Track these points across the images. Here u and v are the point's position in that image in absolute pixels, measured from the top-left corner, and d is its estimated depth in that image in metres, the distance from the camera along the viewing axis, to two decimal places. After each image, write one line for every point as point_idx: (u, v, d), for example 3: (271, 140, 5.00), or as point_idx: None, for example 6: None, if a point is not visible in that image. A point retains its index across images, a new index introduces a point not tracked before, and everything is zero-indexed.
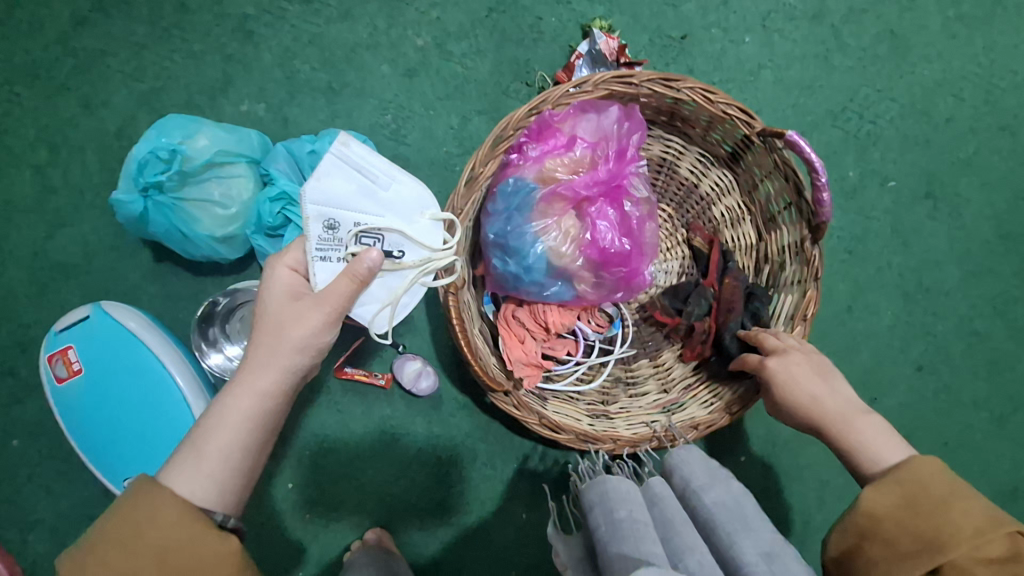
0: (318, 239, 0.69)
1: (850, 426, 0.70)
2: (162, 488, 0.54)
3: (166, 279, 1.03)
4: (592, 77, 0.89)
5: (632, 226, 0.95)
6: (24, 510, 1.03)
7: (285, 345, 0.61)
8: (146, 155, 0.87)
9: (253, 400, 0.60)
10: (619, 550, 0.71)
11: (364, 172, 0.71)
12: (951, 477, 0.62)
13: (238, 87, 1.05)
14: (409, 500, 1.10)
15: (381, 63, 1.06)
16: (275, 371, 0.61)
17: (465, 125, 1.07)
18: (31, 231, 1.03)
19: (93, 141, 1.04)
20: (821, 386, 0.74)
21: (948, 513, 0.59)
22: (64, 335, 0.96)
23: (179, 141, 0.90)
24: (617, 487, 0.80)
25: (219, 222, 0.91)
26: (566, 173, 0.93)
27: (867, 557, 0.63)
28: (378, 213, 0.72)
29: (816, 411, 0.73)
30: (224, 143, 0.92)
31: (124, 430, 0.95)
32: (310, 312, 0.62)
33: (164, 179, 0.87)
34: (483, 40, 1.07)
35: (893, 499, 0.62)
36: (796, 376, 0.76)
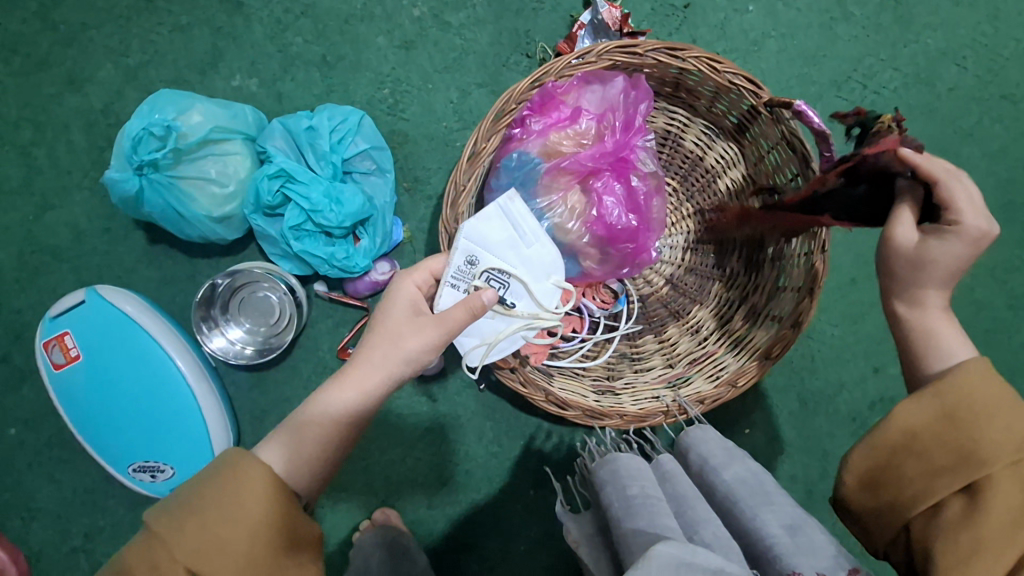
0: (456, 269, 0.80)
1: (937, 323, 0.61)
2: (238, 462, 0.52)
3: (162, 262, 1.01)
4: (595, 47, 0.87)
5: (639, 201, 0.93)
6: (26, 498, 1.02)
7: (397, 350, 0.64)
8: (139, 131, 0.83)
9: (355, 398, 0.62)
10: (632, 522, 0.73)
11: (517, 227, 0.83)
12: (1001, 386, 0.54)
13: (229, 61, 1.01)
14: (417, 480, 1.10)
15: (377, 35, 1.03)
16: (381, 376, 0.63)
17: (465, 99, 1.04)
18: (19, 214, 1.00)
19: (79, 119, 1.00)
20: (941, 287, 0.60)
21: (992, 425, 0.52)
22: (60, 320, 0.93)
23: (172, 117, 0.86)
24: (628, 464, 0.83)
25: (217, 202, 0.88)
26: (572, 147, 0.91)
27: (900, 479, 0.55)
28: (514, 263, 0.83)
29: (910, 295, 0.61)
30: (218, 118, 0.88)
31: (127, 416, 0.94)
32: (429, 329, 0.66)
33: (159, 157, 0.83)
34: (482, 10, 1.04)
35: (931, 415, 0.54)
36: (939, 265, 0.58)
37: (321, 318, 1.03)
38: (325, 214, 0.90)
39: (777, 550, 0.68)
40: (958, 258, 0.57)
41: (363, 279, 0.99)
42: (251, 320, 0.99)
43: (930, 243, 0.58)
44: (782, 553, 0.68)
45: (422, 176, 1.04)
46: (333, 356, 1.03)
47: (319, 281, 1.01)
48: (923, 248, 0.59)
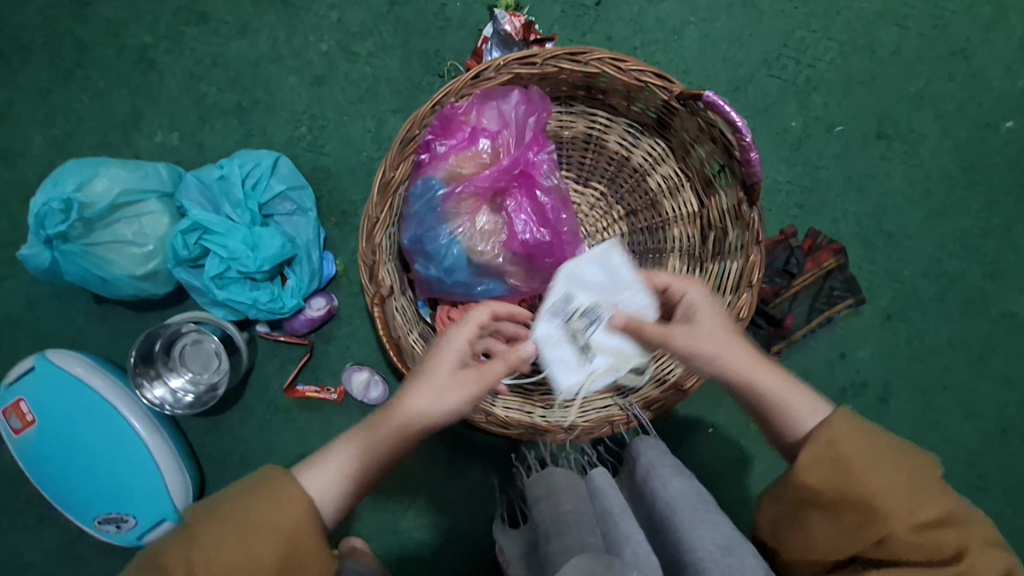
0: (552, 304, 0.85)
1: (773, 388, 0.65)
2: (276, 490, 0.53)
3: (110, 318, 1.04)
4: (490, 63, 0.85)
5: (549, 215, 0.92)
6: (14, 554, 1.07)
7: (442, 397, 0.64)
8: (41, 208, 0.86)
9: (393, 441, 0.62)
10: (562, 540, 0.72)
11: (612, 272, 0.86)
12: (875, 432, 0.57)
13: (149, 119, 1.04)
14: (379, 508, 1.09)
15: (287, 74, 1.04)
16: (419, 424, 0.63)
17: (382, 127, 1.04)
18: None
19: (17, 191, 1.04)
20: (744, 345, 0.68)
21: (889, 473, 0.55)
22: (13, 388, 0.97)
23: (75, 188, 0.88)
24: (565, 482, 0.82)
25: (137, 261, 0.91)
26: (472, 169, 0.90)
27: (809, 524, 0.60)
28: (608, 302, 0.85)
29: (738, 366, 0.66)
30: (124, 182, 0.90)
31: (87, 472, 0.97)
32: (471, 383, 0.65)
33: (66, 229, 0.86)
34: (388, 36, 1.04)
35: (825, 474, 0.57)
36: (711, 328, 0.69)
37: (267, 358, 1.06)
38: (243, 260, 0.91)
39: (703, 564, 0.65)
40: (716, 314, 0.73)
41: (298, 317, 1.01)
42: (191, 369, 1.01)
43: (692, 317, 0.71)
44: (708, 567, 0.64)
45: (349, 209, 1.05)
46: (281, 393, 1.06)
47: (260, 322, 1.04)
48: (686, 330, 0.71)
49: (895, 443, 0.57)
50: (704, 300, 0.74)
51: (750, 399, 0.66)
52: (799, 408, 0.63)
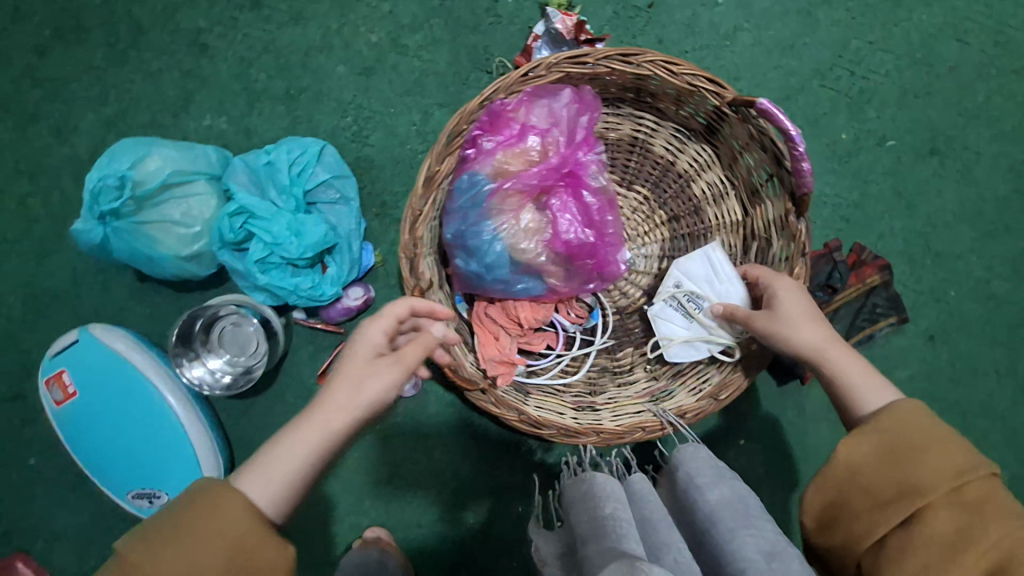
0: (666, 287, 1.01)
1: (845, 367, 0.68)
2: (209, 496, 0.51)
3: (150, 296, 1.05)
4: (543, 60, 0.85)
5: (596, 216, 0.92)
6: (46, 521, 1.09)
7: (366, 385, 0.61)
8: (96, 184, 0.86)
9: (324, 435, 0.58)
10: (601, 544, 0.70)
11: (715, 267, 0.98)
12: (932, 416, 0.59)
13: (199, 102, 1.05)
14: (404, 499, 1.10)
15: (336, 64, 1.05)
16: (346, 414, 0.60)
17: (427, 120, 1.05)
18: (22, 260, 1.06)
19: (68, 167, 1.06)
20: (819, 325, 0.72)
21: (934, 453, 0.55)
22: (57, 360, 0.99)
23: (129, 168, 0.90)
24: (601, 484, 0.81)
25: (182, 241, 0.92)
26: (519, 166, 0.89)
27: (851, 510, 0.59)
28: (709, 291, 0.98)
29: (812, 346, 0.70)
30: (176, 163, 0.92)
31: (124, 446, 0.98)
32: (393, 368, 0.64)
33: (118, 206, 0.87)
34: (438, 30, 1.04)
35: (872, 450, 0.58)
36: (795, 311, 0.74)
37: (302, 344, 1.06)
38: (286, 246, 0.92)
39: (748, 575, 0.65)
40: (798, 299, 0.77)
41: (335, 306, 1.01)
42: (229, 351, 1.01)
43: (774, 303, 0.77)
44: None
45: (390, 200, 1.05)
46: (313, 380, 1.06)
47: (297, 309, 1.05)
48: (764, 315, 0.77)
49: (943, 427, 0.58)
50: (792, 286, 0.78)
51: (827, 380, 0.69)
52: (869, 387, 0.65)
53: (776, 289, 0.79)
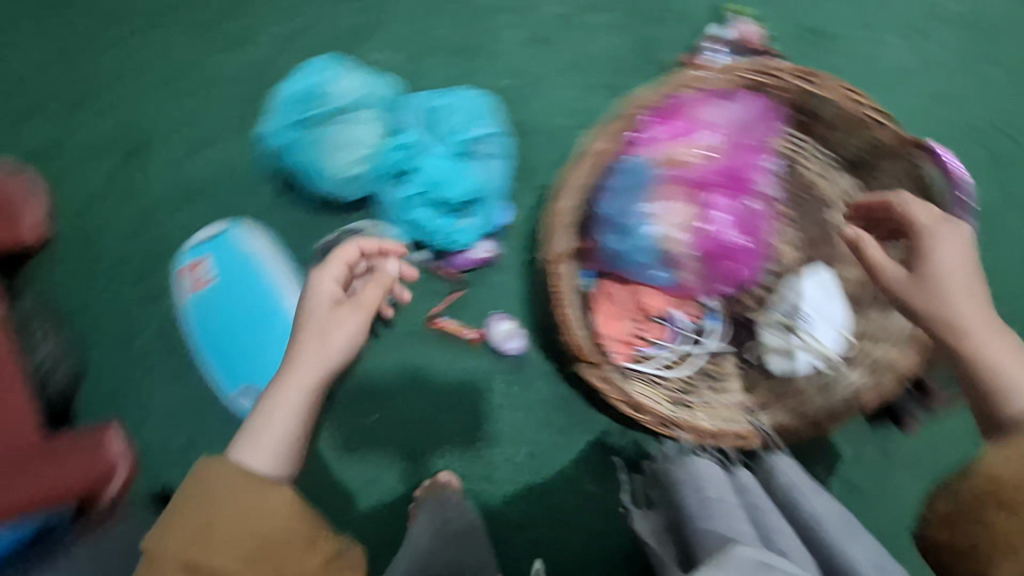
0: (779, 303, 1.02)
1: (1005, 362, 0.65)
2: (203, 471, 0.59)
3: (289, 208, 1.09)
4: (727, 64, 0.85)
5: (752, 222, 0.94)
6: (143, 399, 1.14)
7: (330, 336, 0.71)
8: (293, 94, 0.96)
9: (307, 390, 0.68)
10: (704, 523, 0.73)
11: (830, 289, 1.01)
12: None
13: (378, 36, 1.09)
14: (483, 452, 1.13)
15: (514, 27, 1.08)
16: (320, 366, 0.70)
17: (587, 96, 1.07)
18: (180, 148, 1.11)
19: (245, 73, 1.11)
20: (973, 305, 0.69)
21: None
22: (200, 250, 1.05)
23: (318, 85, 0.96)
24: (706, 470, 0.84)
25: (345, 163, 0.95)
26: (693, 158, 0.93)
27: (987, 521, 0.57)
28: (820, 312, 1.01)
29: (963, 335, 0.68)
30: (359, 90, 0.97)
31: (242, 344, 1.03)
32: (347, 317, 0.73)
33: (305, 116, 0.95)
34: (619, 13, 1.07)
35: (1019, 466, 0.55)
36: (953, 281, 0.70)
37: (421, 285, 1.11)
38: (440, 188, 0.97)
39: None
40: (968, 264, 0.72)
41: (461, 255, 1.06)
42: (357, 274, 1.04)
43: (935, 264, 0.71)
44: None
45: (535, 166, 1.08)
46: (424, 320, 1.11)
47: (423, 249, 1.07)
48: (911, 276, 0.72)
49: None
50: (960, 239, 0.72)
51: (960, 356, 0.68)
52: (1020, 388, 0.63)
53: (940, 245, 0.72)
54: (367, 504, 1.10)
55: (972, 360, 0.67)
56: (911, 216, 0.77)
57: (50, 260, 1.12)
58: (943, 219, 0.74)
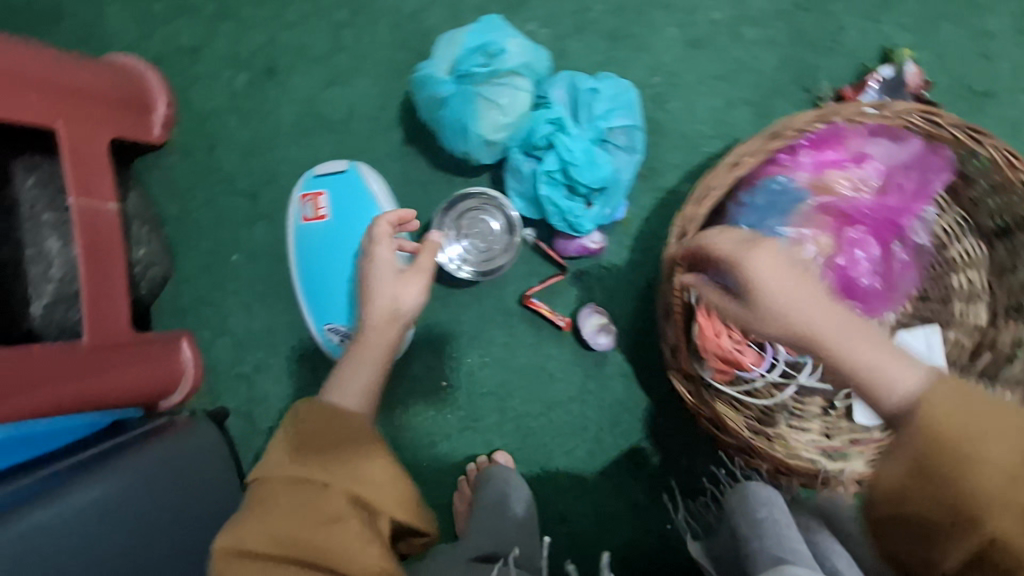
0: None
1: (849, 344, 0.56)
2: (299, 417, 0.68)
3: (409, 160, 1.08)
4: (896, 104, 0.83)
5: (890, 267, 0.91)
6: (220, 316, 1.13)
7: (389, 299, 0.83)
8: (466, 48, 0.92)
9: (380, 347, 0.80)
10: (763, 543, 0.71)
11: (932, 350, 1.01)
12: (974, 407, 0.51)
13: (531, 6, 1.05)
14: (545, 440, 1.13)
15: (671, 24, 1.05)
16: (388, 325, 0.82)
17: (729, 110, 1.05)
18: (309, 79, 1.09)
19: (389, 15, 1.07)
20: (781, 290, 0.58)
21: (998, 446, 0.49)
22: (321, 181, 1.03)
23: (487, 42, 0.92)
24: (761, 493, 0.81)
25: (493, 126, 0.92)
26: (849, 189, 0.90)
27: (934, 547, 0.52)
28: None
29: (816, 336, 0.57)
30: (525, 56, 0.93)
31: (341, 283, 1.01)
32: (405, 279, 0.84)
33: (473, 70, 0.91)
34: (779, 32, 1.04)
35: (901, 468, 0.52)
36: (777, 278, 0.58)
37: (519, 263, 1.10)
38: (579, 170, 0.93)
39: None
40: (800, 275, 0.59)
41: (574, 242, 1.04)
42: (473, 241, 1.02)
43: (758, 284, 0.59)
44: None
45: (659, 168, 1.07)
46: (514, 298, 1.11)
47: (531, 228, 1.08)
48: (748, 306, 0.61)
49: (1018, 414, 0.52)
50: (774, 256, 0.60)
51: (853, 379, 0.57)
52: (890, 368, 0.55)
53: (747, 260, 0.60)
54: (426, 457, 1.14)
55: (843, 364, 0.56)
56: (729, 241, 0.65)
57: (163, 163, 1.11)
58: (752, 244, 0.61)
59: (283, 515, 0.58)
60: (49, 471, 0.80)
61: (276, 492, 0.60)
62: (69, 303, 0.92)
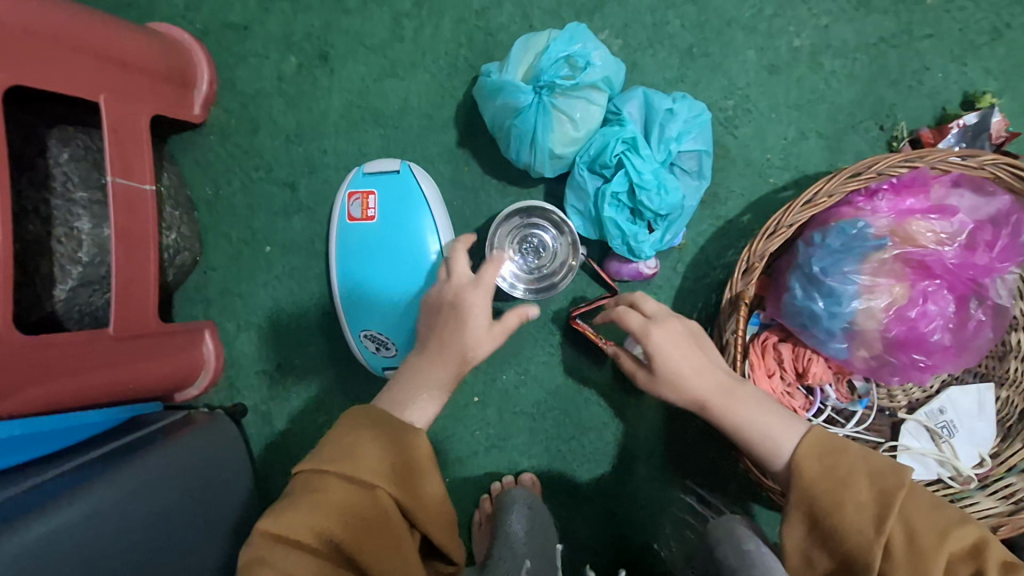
0: (927, 408, 1.00)
1: (741, 413, 0.74)
2: (356, 417, 0.64)
3: (461, 164, 1.02)
4: (984, 154, 0.82)
5: (961, 325, 0.88)
6: (246, 308, 1.07)
7: (464, 342, 0.74)
8: (549, 55, 0.87)
9: (441, 370, 0.73)
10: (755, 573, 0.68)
11: (982, 406, 0.97)
12: (835, 454, 0.68)
13: (606, 14, 1.00)
14: (574, 465, 1.08)
15: (749, 47, 1.00)
16: (455, 359, 0.73)
17: (800, 141, 1.01)
18: (364, 69, 1.03)
19: (454, 10, 1.02)
20: (686, 367, 0.75)
21: (855, 491, 0.65)
22: (371, 179, 0.98)
23: (570, 51, 0.87)
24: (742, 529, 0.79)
25: (564, 141, 0.88)
26: (932, 242, 0.86)
27: None
28: (964, 424, 0.97)
29: (710, 401, 0.75)
30: (607, 71, 0.89)
31: (383, 288, 0.96)
32: (486, 329, 0.75)
33: (551, 79, 0.86)
34: (860, 66, 1.00)
35: (805, 527, 0.68)
36: (676, 357, 0.75)
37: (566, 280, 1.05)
38: (647, 194, 0.88)
39: None
40: (690, 345, 0.76)
41: (628, 265, 0.99)
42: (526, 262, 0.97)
43: (659, 361, 0.76)
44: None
45: (721, 195, 1.02)
46: (557, 316, 1.07)
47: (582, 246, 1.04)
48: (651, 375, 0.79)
49: (861, 451, 0.68)
50: (677, 333, 0.77)
51: (740, 433, 0.75)
52: (769, 425, 0.73)
53: (654, 334, 0.76)
54: (449, 472, 1.10)
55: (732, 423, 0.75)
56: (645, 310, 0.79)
57: (201, 143, 1.06)
58: (651, 317, 0.78)
59: (324, 509, 0.56)
60: (81, 464, 0.75)
61: (334, 496, 0.57)
62: (96, 286, 0.86)
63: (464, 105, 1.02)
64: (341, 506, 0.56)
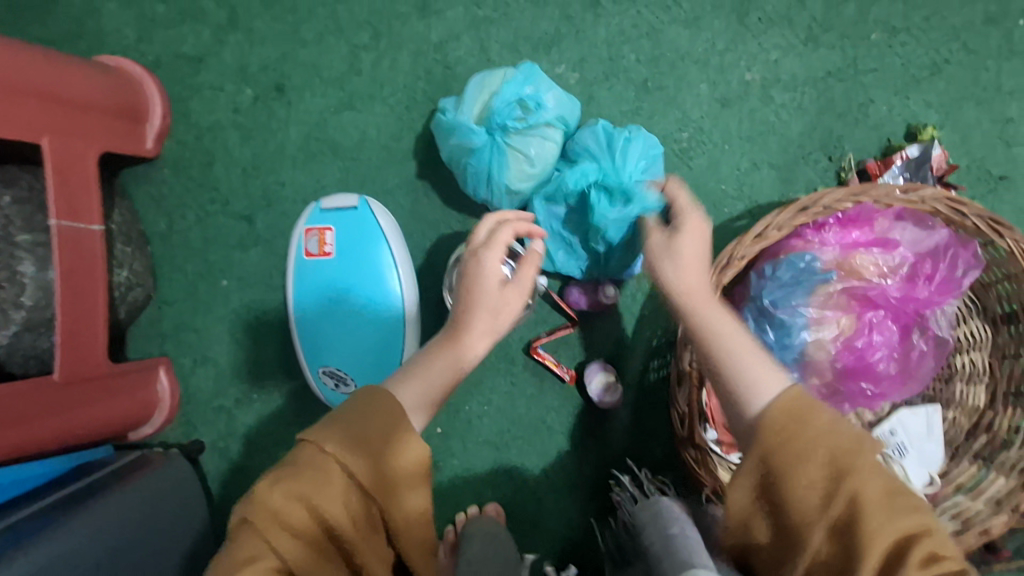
0: (879, 430, 0.99)
1: (722, 331, 0.66)
2: (373, 398, 0.58)
3: (419, 197, 1.02)
4: (923, 190, 0.83)
5: (906, 354, 0.91)
6: (203, 343, 1.05)
7: (491, 316, 0.70)
8: (503, 95, 0.88)
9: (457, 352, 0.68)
10: (674, 559, 0.64)
11: (930, 427, 0.98)
12: (813, 421, 0.55)
13: (562, 48, 1.02)
14: (538, 494, 1.07)
15: (701, 81, 1.03)
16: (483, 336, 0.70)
17: (753, 172, 1.03)
18: (321, 102, 1.03)
19: (412, 43, 1.02)
20: (685, 271, 0.71)
21: (809, 470, 0.52)
22: (328, 214, 0.97)
23: (524, 92, 0.89)
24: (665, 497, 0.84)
25: (520, 177, 0.90)
26: (876, 275, 0.89)
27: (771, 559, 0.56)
28: (915, 445, 0.98)
29: (693, 310, 0.68)
30: (561, 112, 0.91)
31: (343, 324, 0.95)
32: (507, 298, 0.71)
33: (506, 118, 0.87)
34: (809, 98, 1.03)
35: (749, 492, 0.55)
36: (682, 267, 0.71)
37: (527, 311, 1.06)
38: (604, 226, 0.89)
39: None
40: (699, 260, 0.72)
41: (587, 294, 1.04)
42: None
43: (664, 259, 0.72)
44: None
45: None
46: (519, 346, 1.07)
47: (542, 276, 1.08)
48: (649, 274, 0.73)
49: (832, 415, 0.55)
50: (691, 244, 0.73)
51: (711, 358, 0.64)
52: (749, 355, 0.62)
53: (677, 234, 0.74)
54: None
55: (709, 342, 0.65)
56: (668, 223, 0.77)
57: (154, 176, 1.04)
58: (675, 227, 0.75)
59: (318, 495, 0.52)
60: (39, 509, 0.74)
61: (334, 489, 0.52)
62: (41, 330, 0.84)
63: (422, 138, 1.02)
64: (342, 500, 0.52)
